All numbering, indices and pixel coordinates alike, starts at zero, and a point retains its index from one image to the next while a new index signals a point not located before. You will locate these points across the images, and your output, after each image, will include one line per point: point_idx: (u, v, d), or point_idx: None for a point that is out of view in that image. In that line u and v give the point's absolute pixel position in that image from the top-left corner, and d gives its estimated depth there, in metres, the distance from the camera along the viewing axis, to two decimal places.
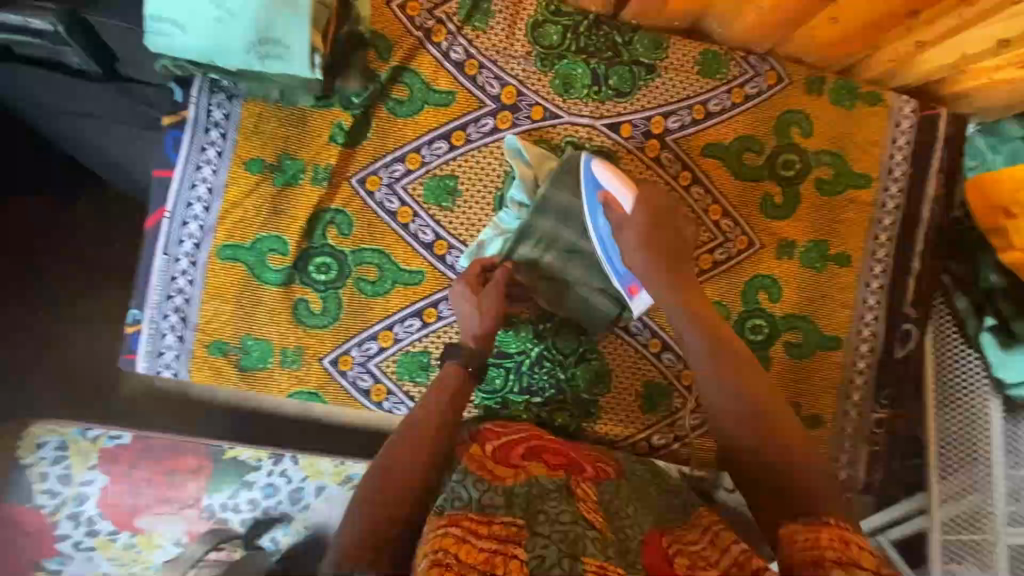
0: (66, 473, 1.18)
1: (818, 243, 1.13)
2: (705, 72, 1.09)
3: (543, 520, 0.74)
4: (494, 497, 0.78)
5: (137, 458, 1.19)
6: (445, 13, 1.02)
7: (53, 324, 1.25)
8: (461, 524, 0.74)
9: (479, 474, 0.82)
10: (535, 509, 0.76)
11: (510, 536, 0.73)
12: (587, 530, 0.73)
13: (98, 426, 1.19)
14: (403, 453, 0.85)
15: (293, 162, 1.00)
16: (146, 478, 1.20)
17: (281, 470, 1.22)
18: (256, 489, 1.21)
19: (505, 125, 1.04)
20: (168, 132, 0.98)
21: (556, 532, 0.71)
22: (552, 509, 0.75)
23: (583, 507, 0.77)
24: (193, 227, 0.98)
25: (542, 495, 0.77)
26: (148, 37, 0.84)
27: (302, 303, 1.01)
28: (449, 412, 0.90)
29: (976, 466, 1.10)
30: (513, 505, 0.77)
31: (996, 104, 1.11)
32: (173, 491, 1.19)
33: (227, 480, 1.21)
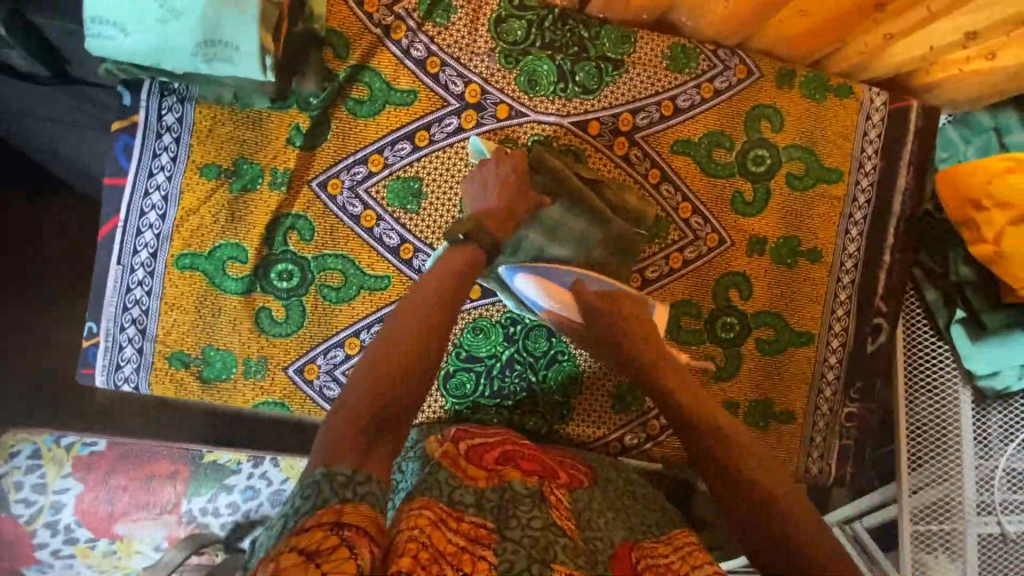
0: (40, 482, 1.17)
1: (789, 239, 1.13)
2: (674, 67, 1.07)
3: (514, 525, 0.71)
4: (465, 494, 0.75)
5: (113, 465, 1.19)
6: (405, 10, 0.99)
7: (53, 325, 1.16)
8: (434, 508, 0.71)
9: (453, 471, 0.80)
10: (506, 513, 0.73)
11: (480, 537, 0.70)
12: (558, 538, 0.72)
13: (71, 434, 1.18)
14: (384, 359, 0.73)
15: (251, 166, 0.97)
16: (122, 485, 1.19)
17: (261, 472, 1.23)
18: (236, 492, 1.22)
19: (470, 125, 1.02)
20: (118, 138, 0.94)
21: (527, 537, 0.70)
22: (523, 514, 0.73)
23: (556, 514, 0.76)
24: (148, 236, 0.95)
25: (514, 500, 0.75)
26: (88, 40, 0.81)
27: (265, 312, 0.98)
28: (437, 313, 0.78)
29: (948, 458, 1.11)
30: (483, 507, 0.74)
31: (967, 95, 1.10)
32: (151, 496, 1.19)
33: (206, 484, 1.21)
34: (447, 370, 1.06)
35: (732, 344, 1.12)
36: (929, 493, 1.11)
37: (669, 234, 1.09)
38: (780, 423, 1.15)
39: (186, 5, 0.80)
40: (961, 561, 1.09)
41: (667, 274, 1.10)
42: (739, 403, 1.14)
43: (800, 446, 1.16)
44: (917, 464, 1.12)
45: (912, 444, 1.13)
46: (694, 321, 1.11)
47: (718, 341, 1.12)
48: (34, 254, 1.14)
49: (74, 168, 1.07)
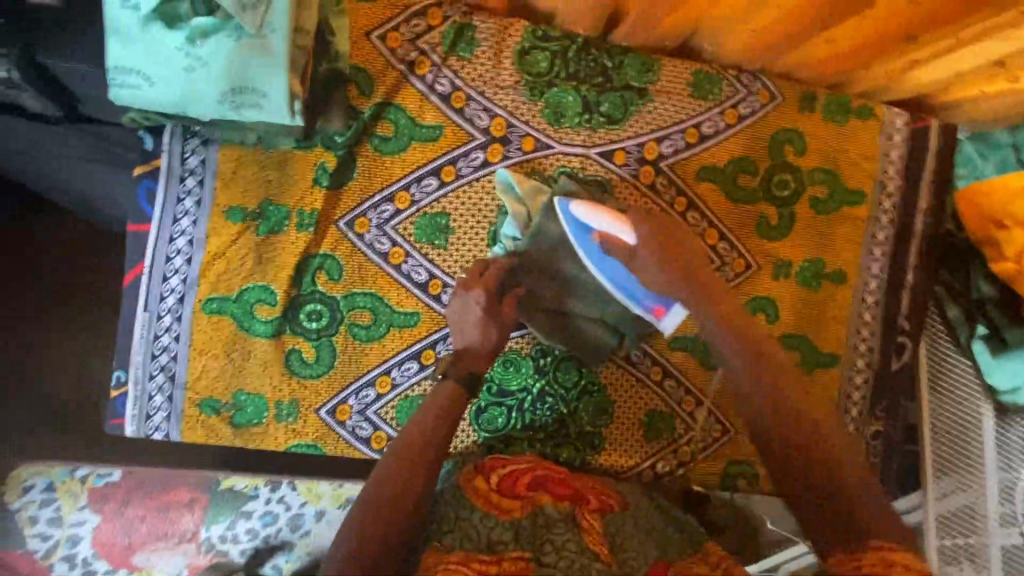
0: (56, 515, 1.13)
1: (814, 262, 1.13)
2: (698, 93, 1.06)
3: (549, 550, 0.76)
4: (502, 532, 0.78)
5: (129, 496, 1.15)
6: (428, 44, 0.97)
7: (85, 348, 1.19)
8: (472, 565, 0.73)
9: (486, 509, 0.81)
10: (541, 539, 0.78)
11: (519, 573, 0.73)
12: (592, 561, 0.75)
13: (86, 465, 1.15)
14: (394, 464, 0.78)
15: (277, 208, 0.95)
16: (139, 514, 1.15)
17: (279, 497, 1.17)
18: (254, 518, 1.16)
19: (496, 159, 1.01)
20: (141, 184, 0.93)
21: (561, 561, 0.74)
22: (558, 538, 0.77)
23: (589, 539, 0.78)
24: (175, 282, 0.94)
25: (548, 524, 0.79)
26: (114, 91, 0.80)
27: (295, 353, 0.97)
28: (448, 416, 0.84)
29: (969, 470, 1.11)
30: (520, 538, 0.77)
31: (987, 114, 1.11)
32: (168, 525, 1.15)
33: (224, 512, 1.16)
34: (478, 405, 1.05)
35: None
36: (951, 505, 1.13)
37: None
38: None
39: (212, 53, 0.79)
40: (988, 574, 1.10)
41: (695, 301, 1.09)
42: None
43: None
44: (941, 475, 1.14)
45: (934, 456, 1.15)
46: None
47: None
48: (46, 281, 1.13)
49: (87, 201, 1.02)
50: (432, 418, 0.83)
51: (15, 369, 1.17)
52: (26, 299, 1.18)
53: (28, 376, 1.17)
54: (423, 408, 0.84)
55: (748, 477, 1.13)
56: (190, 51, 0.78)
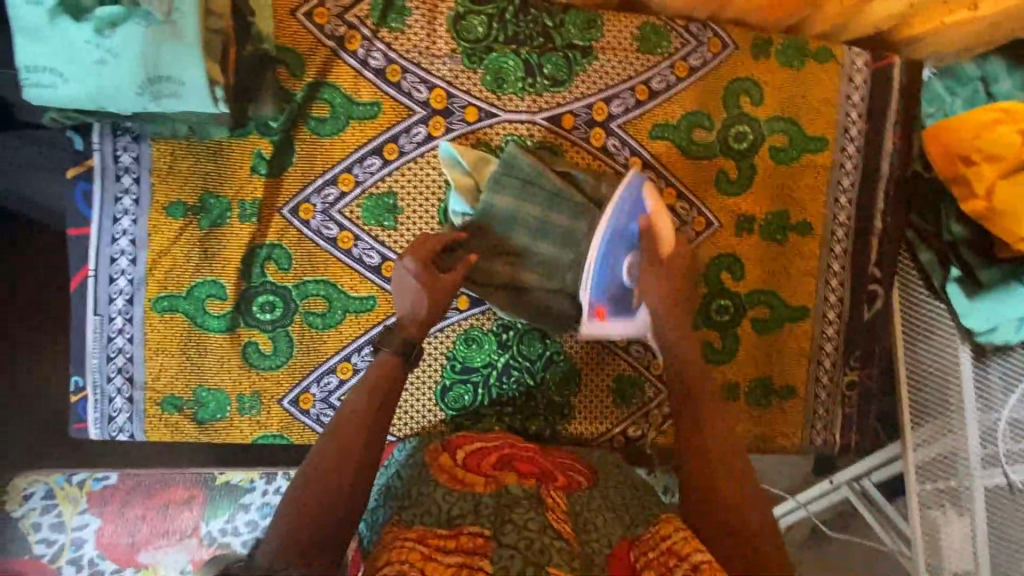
0: (58, 520, 1.13)
1: (778, 214, 1.10)
2: (645, 47, 1.02)
3: (510, 530, 0.71)
4: (463, 506, 0.76)
5: (128, 496, 1.16)
6: (357, 17, 0.94)
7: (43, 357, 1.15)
8: (427, 542, 0.72)
9: (449, 485, 0.80)
10: (502, 518, 0.73)
11: (476, 548, 0.70)
12: (554, 540, 0.70)
13: (82, 470, 1.15)
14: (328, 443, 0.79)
15: (217, 200, 0.94)
16: (139, 514, 1.16)
17: (275, 488, 1.20)
18: (253, 510, 1.18)
19: (439, 132, 0.98)
20: (76, 186, 0.91)
21: (521, 540, 0.69)
22: (520, 517, 0.72)
23: (553, 517, 0.74)
24: (122, 282, 0.93)
25: (510, 503, 0.75)
26: (26, 90, 0.78)
27: (251, 345, 0.97)
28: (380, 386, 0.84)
29: (949, 413, 1.12)
30: (480, 514, 0.75)
31: (953, 44, 1.06)
32: (169, 522, 1.16)
33: (222, 506, 1.18)
34: (443, 384, 1.05)
35: (729, 326, 1.11)
36: (931, 450, 1.13)
37: None
38: (781, 400, 1.15)
39: (123, 44, 0.76)
40: (970, 515, 1.10)
41: None
42: (740, 383, 1.13)
43: (803, 419, 1.16)
44: (918, 421, 1.14)
45: (913, 399, 1.14)
46: None
47: (713, 324, 1.10)
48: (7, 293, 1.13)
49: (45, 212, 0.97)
50: (367, 400, 0.82)
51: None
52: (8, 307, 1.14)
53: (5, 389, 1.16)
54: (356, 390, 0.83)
55: None
56: (99, 43, 0.76)
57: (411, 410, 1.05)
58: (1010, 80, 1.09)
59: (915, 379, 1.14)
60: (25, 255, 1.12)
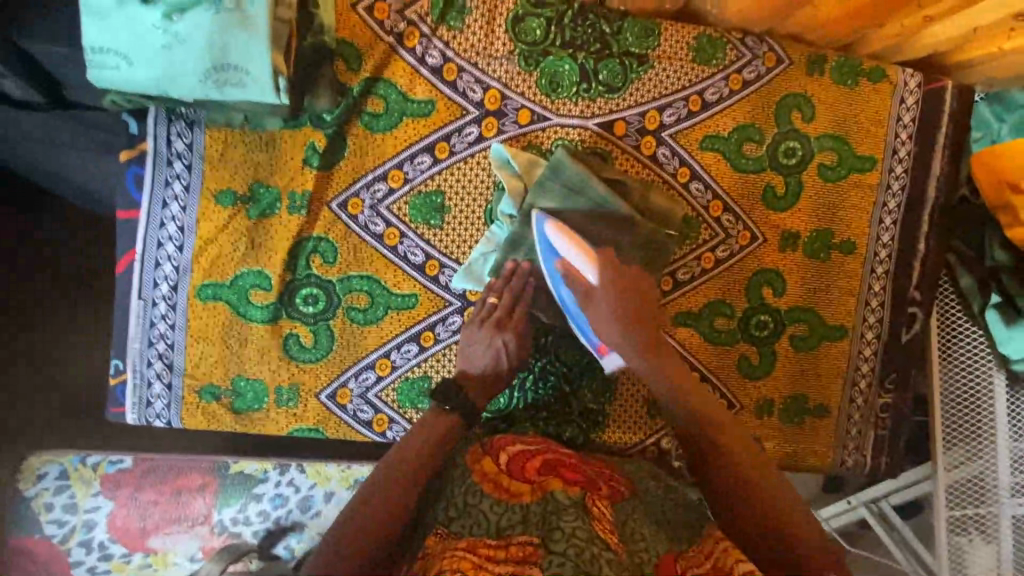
0: (71, 502, 1.12)
1: (822, 233, 1.10)
2: (701, 58, 1.01)
3: (559, 537, 0.70)
4: (511, 516, 0.75)
5: (141, 481, 1.14)
6: (417, 14, 0.93)
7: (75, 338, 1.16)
8: (477, 551, 0.71)
9: (496, 496, 0.78)
10: (550, 525, 0.72)
11: (526, 558, 0.70)
12: (603, 550, 0.68)
13: (97, 452, 1.13)
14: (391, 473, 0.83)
15: (267, 190, 0.93)
16: (152, 500, 1.14)
17: (288, 479, 1.18)
18: (265, 501, 1.17)
19: (491, 133, 0.98)
20: (128, 169, 0.90)
21: (571, 549, 0.68)
22: (567, 524, 0.71)
23: (598, 527, 0.73)
24: (168, 268, 0.92)
25: (558, 510, 0.74)
26: (91, 71, 0.77)
27: (292, 338, 0.96)
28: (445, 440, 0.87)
29: (981, 441, 1.11)
30: (529, 522, 0.74)
31: (1006, 71, 1.06)
32: (180, 510, 1.14)
33: (235, 494, 1.16)
34: None
35: (767, 342, 1.10)
36: (963, 476, 1.12)
37: (700, 234, 1.06)
38: (815, 418, 1.14)
39: (190, 29, 0.75)
40: (997, 542, 1.11)
41: (698, 275, 1.07)
42: (775, 399, 1.13)
43: (835, 439, 1.15)
44: (952, 446, 1.13)
45: (947, 423, 1.13)
46: (728, 321, 1.09)
47: (752, 339, 1.10)
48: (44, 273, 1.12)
49: (86, 195, 0.98)
50: (429, 436, 0.86)
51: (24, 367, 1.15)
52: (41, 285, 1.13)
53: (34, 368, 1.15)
54: (423, 424, 0.87)
55: None
56: (167, 28, 0.75)
57: None
58: None
59: (948, 405, 1.13)
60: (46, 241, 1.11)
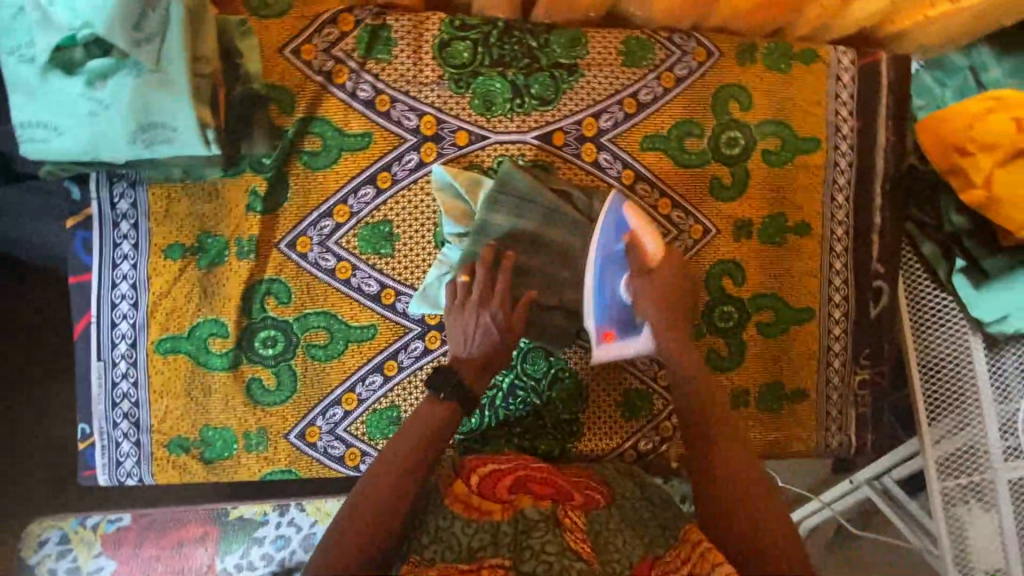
0: (73, 566, 1.10)
1: (775, 218, 1.10)
2: (631, 61, 1.03)
3: (529, 557, 0.71)
4: (482, 537, 0.75)
5: (142, 536, 1.12)
6: (344, 51, 0.95)
7: (55, 405, 1.17)
8: None
9: (466, 515, 0.78)
10: (521, 545, 0.73)
11: None
12: (574, 560, 0.70)
13: (95, 513, 1.13)
14: (374, 489, 0.78)
15: (214, 239, 0.94)
16: (153, 555, 1.12)
17: (289, 518, 1.15)
18: (267, 543, 1.13)
19: (431, 158, 0.98)
20: (74, 234, 0.92)
21: (540, 566, 0.70)
22: (538, 541, 0.72)
23: (571, 538, 0.74)
24: (124, 327, 0.93)
25: (528, 528, 0.74)
26: (23, 147, 0.79)
27: (255, 382, 0.96)
28: (428, 443, 0.82)
29: (964, 408, 1.10)
30: (501, 543, 0.74)
31: (936, 36, 1.06)
32: (182, 562, 1.12)
33: (237, 541, 1.13)
34: None
35: (734, 332, 1.10)
36: (952, 447, 1.10)
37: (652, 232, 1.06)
38: (793, 403, 1.13)
39: (113, 94, 0.77)
40: (996, 509, 1.09)
41: None
42: (751, 389, 1.12)
43: (816, 421, 1.14)
44: (936, 418, 1.11)
45: (929, 396, 1.11)
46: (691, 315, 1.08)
47: (718, 330, 1.09)
48: (17, 346, 1.14)
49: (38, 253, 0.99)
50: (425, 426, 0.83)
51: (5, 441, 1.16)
52: (12, 358, 1.15)
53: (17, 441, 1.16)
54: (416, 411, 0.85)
55: None
56: (92, 96, 0.77)
57: None
58: (998, 69, 1.12)
59: (928, 377, 1.12)
60: (18, 313, 1.14)
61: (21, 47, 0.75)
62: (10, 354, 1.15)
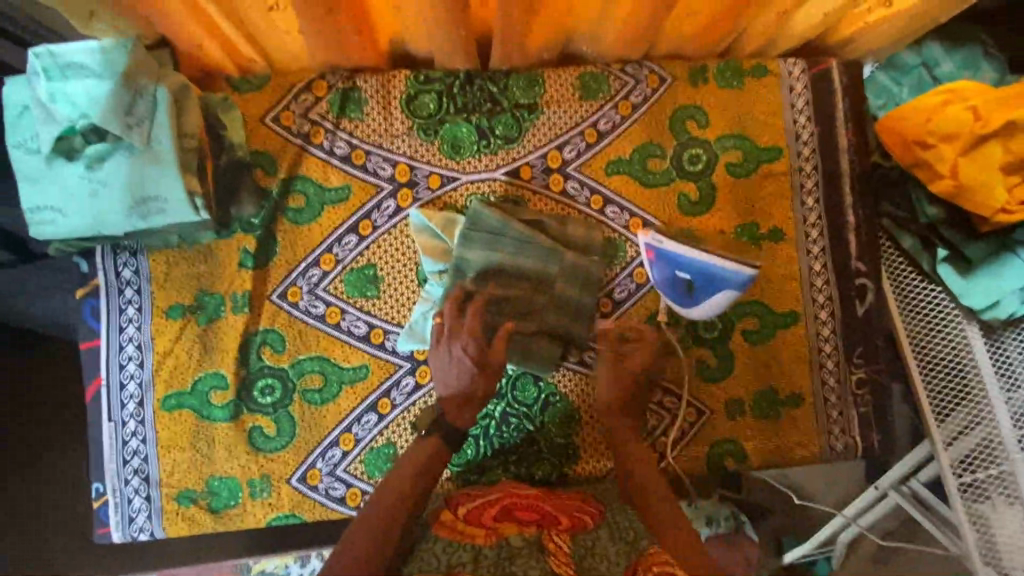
0: None
1: (747, 226, 1.12)
2: (587, 94, 1.09)
3: None
4: (462, 555, 0.78)
5: None
6: (319, 114, 1.03)
7: (71, 469, 1.22)
8: None
9: (449, 538, 0.82)
10: (502, 571, 0.74)
11: None
12: None
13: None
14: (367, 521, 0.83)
15: (211, 297, 1.01)
16: None
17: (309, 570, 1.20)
18: None
19: (407, 203, 1.05)
20: (85, 304, 0.99)
21: None
22: (520, 568, 0.74)
23: (554, 563, 0.76)
24: (132, 386, 0.99)
25: (511, 555, 0.76)
26: (32, 229, 0.87)
27: (256, 430, 1.00)
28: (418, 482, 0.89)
29: (970, 400, 1.07)
30: (480, 564, 0.76)
31: (880, 39, 1.10)
32: None
33: None
34: None
35: (720, 342, 1.11)
36: (964, 443, 1.06)
37: (626, 252, 1.10)
38: (789, 408, 1.13)
39: (110, 174, 0.86)
40: (1020, 502, 1.03)
41: (635, 290, 1.10)
42: (745, 398, 1.12)
43: (816, 425, 1.13)
44: (944, 416, 1.08)
45: (930, 392, 1.09)
46: (675, 330, 1.10)
47: (702, 341, 1.11)
48: (36, 414, 1.21)
49: (51, 322, 1.09)
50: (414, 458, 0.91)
51: (24, 510, 1.20)
52: (27, 427, 1.20)
53: (36, 509, 1.21)
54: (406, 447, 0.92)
55: (735, 455, 1.11)
56: (91, 177, 0.85)
57: None
58: (949, 62, 1.15)
59: (928, 373, 1.10)
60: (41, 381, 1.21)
61: (27, 140, 0.85)
62: (29, 423, 1.21)
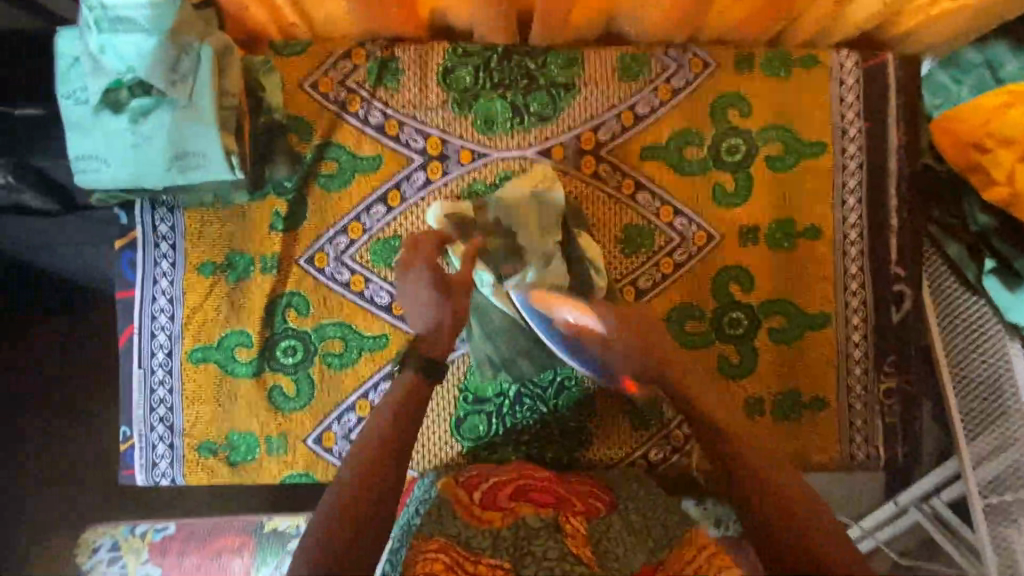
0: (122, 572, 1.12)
1: (782, 222, 1.09)
2: (627, 77, 1.06)
3: (529, 562, 0.73)
4: (481, 537, 0.78)
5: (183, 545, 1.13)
6: (356, 82, 1.03)
7: (97, 416, 1.27)
8: (450, 551, 0.75)
9: (467, 519, 0.82)
10: (521, 551, 0.75)
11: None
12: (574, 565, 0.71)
13: (144, 522, 1.16)
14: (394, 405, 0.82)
15: (241, 257, 1.03)
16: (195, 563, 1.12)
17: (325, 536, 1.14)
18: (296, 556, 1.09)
19: (437, 175, 1.05)
20: (122, 255, 1.03)
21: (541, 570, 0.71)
22: (538, 549, 0.74)
23: (571, 543, 0.75)
24: (162, 337, 1.03)
25: (529, 535, 0.76)
26: (78, 177, 0.91)
27: (277, 389, 1.03)
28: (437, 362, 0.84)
29: (1008, 419, 1.00)
30: (498, 546, 0.76)
31: (945, 34, 1.04)
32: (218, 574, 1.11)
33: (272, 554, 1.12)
34: (458, 415, 1.07)
35: (744, 340, 1.09)
36: (997, 464, 1.01)
37: (655, 240, 1.08)
38: (812, 412, 1.10)
39: (154, 127, 0.89)
40: None
41: (660, 280, 1.08)
42: (764, 397, 1.09)
43: (838, 431, 1.10)
44: (975, 434, 1.04)
45: (962, 409, 1.06)
46: (699, 323, 1.08)
47: (725, 337, 1.09)
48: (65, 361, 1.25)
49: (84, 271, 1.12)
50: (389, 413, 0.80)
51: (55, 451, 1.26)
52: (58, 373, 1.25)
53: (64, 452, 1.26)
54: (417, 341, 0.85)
55: None
56: (136, 131, 0.88)
57: (427, 443, 1.07)
58: None
59: (961, 390, 1.07)
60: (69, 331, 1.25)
61: (77, 91, 0.87)
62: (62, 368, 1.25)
